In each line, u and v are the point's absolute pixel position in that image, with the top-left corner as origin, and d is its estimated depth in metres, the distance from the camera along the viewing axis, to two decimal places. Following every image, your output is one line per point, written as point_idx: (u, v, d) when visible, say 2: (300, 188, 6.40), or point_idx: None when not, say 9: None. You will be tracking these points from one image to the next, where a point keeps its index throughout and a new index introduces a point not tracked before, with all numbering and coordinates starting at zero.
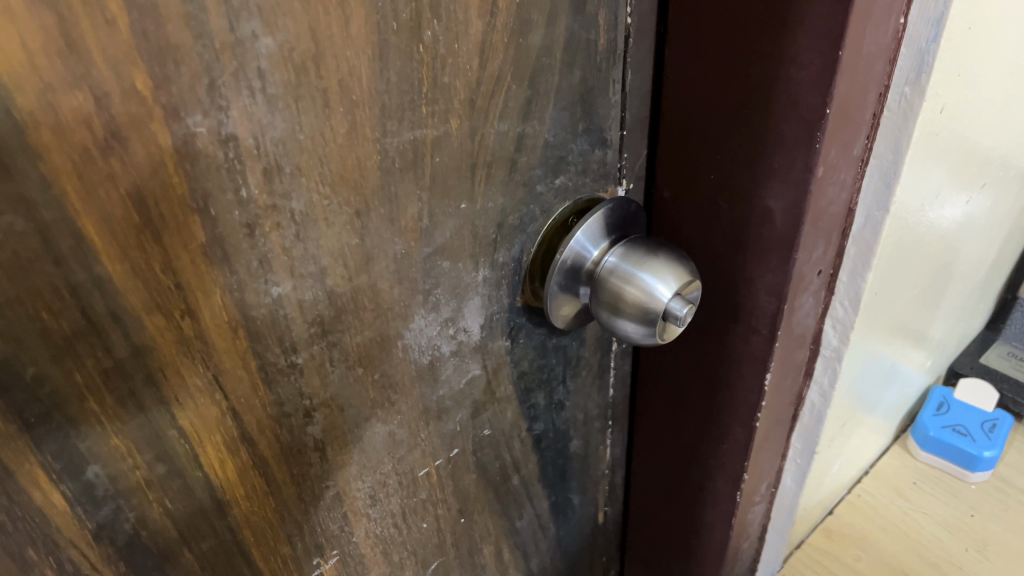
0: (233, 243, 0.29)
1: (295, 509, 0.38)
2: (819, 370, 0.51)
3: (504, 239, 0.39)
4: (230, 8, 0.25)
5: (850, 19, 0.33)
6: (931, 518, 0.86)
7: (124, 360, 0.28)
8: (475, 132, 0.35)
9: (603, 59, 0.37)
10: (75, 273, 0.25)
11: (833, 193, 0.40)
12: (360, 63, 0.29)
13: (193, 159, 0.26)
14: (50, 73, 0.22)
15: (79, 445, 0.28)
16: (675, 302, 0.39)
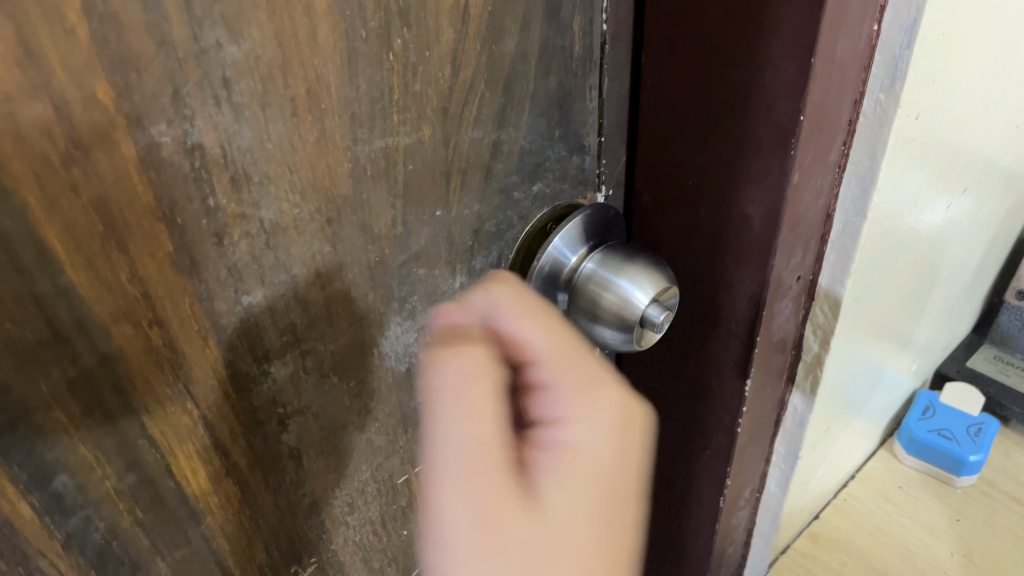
0: (202, 251, 0.29)
1: (271, 517, 0.38)
2: (801, 377, 0.50)
3: (481, 245, 0.39)
4: (193, 17, 0.25)
5: (822, 26, 0.33)
6: (920, 524, 0.85)
7: (91, 369, 0.28)
8: (448, 139, 0.35)
9: (578, 66, 0.37)
10: (38, 283, 0.25)
11: (810, 199, 0.40)
12: (328, 71, 0.29)
13: (158, 168, 0.26)
14: (8, 82, 0.22)
15: (46, 454, 0.28)
16: (651, 309, 0.39)
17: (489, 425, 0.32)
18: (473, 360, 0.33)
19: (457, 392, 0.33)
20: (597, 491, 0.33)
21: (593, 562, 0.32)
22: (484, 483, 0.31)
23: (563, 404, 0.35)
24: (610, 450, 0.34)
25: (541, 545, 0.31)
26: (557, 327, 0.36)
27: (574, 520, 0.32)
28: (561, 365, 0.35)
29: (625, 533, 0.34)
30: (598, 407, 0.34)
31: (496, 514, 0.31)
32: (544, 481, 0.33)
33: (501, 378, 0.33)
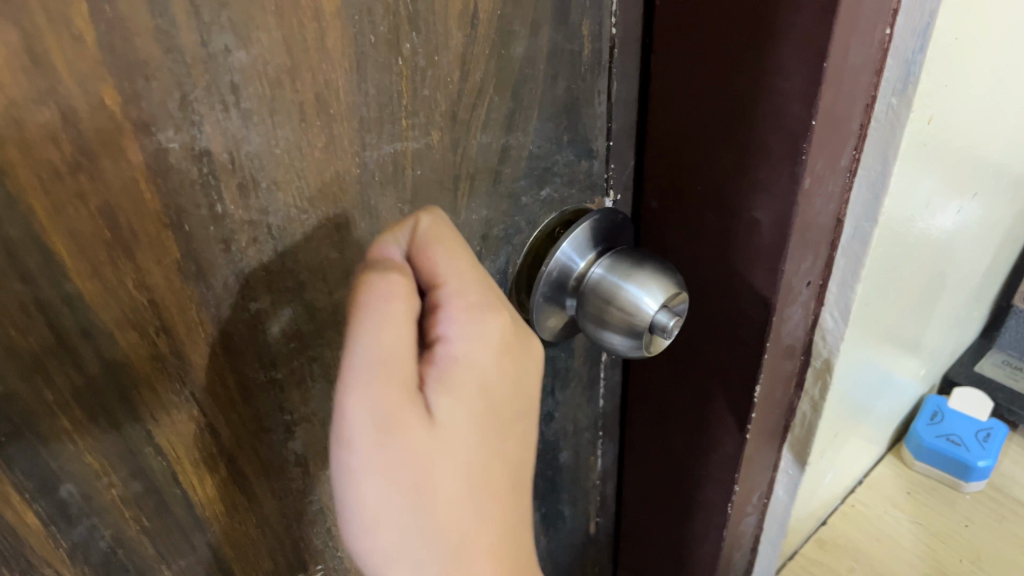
0: (209, 258, 0.29)
1: (276, 524, 0.38)
2: (810, 383, 0.50)
3: (489, 250, 0.39)
4: (201, 22, 0.25)
5: (833, 30, 0.32)
6: (927, 529, 0.85)
7: (96, 378, 0.27)
8: (457, 144, 0.34)
9: (587, 70, 0.37)
10: (44, 291, 0.25)
11: (821, 204, 0.39)
12: (337, 76, 0.29)
13: (165, 174, 0.26)
14: (15, 89, 0.22)
15: (52, 463, 0.28)
16: (661, 314, 0.38)
17: (395, 336, 0.30)
18: (393, 282, 0.31)
19: (372, 309, 0.30)
20: (487, 406, 0.32)
21: (481, 474, 0.32)
22: (386, 392, 0.29)
23: (458, 322, 0.33)
24: (502, 369, 0.33)
25: (438, 457, 0.30)
26: (466, 261, 0.33)
27: (469, 434, 0.31)
28: (465, 288, 0.33)
29: (512, 448, 0.34)
30: (488, 327, 0.33)
31: (397, 424, 0.29)
32: (441, 395, 0.31)
33: (414, 300, 0.31)
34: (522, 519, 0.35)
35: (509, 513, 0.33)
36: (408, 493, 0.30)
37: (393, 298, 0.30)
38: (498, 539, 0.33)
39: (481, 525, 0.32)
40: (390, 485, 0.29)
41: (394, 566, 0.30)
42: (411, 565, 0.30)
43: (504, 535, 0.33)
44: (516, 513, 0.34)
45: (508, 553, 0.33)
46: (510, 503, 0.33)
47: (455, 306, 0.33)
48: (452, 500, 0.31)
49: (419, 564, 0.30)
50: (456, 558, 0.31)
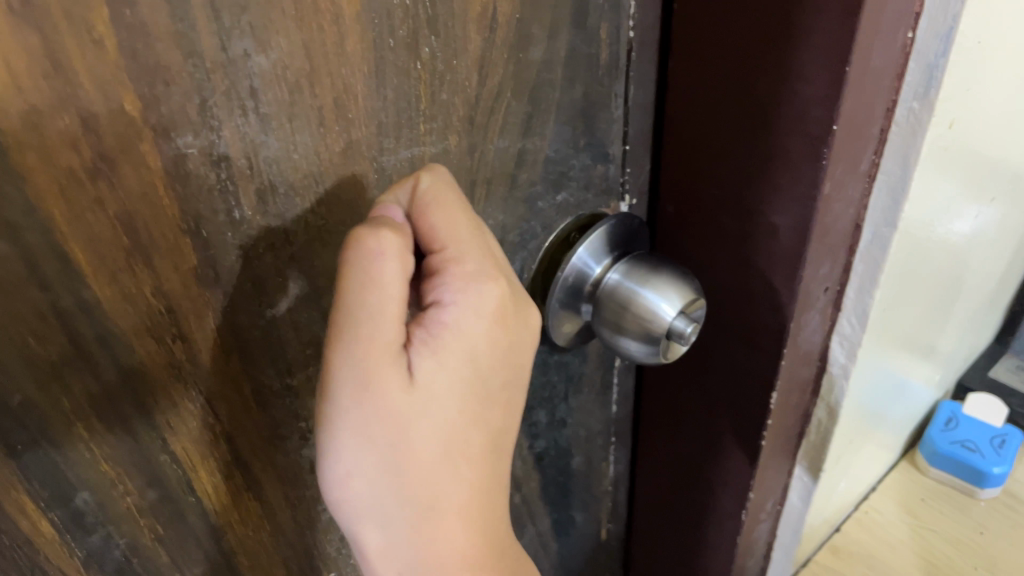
0: (226, 264, 0.28)
1: (290, 531, 0.37)
2: (826, 389, 0.50)
3: (505, 255, 0.38)
4: (221, 26, 0.24)
5: (856, 35, 0.32)
6: (941, 536, 0.84)
7: (112, 385, 0.27)
8: (474, 148, 0.34)
9: (605, 74, 0.37)
10: (61, 298, 0.25)
11: (840, 209, 0.39)
12: (356, 80, 0.28)
13: (183, 180, 0.26)
14: (34, 94, 0.22)
15: (68, 472, 0.27)
16: (679, 320, 0.38)
17: (384, 295, 0.30)
18: (385, 238, 0.29)
19: (359, 266, 0.29)
20: (472, 374, 0.33)
21: (456, 436, 0.33)
22: (367, 352, 0.30)
23: (456, 288, 0.33)
24: (490, 337, 0.34)
25: (413, 419, 0.32)
26: (462, 224, 0.33)
27: (447, 398, 0.33)
28: (463, 253, 0.33)
29: (494, 412, 0.35)
30: (482, 297, 0.33)
31: (375, 386, 0.31)
32: (426, 359, 0.32)
33: (407, 257, 0.30)
34: (496, 479, 0.36)
35: (481, 473, 0.35)
36: (381, 448, 0.32)
37: (384, 255, 0.29)
38: (466, 496, 0.34)
39: (450, 483, 0.34)
40: (364, 440, 0.31)
41: (363, 514, 0.33)
42: (377, 513, 0.33)
43: (474, 494, 0.35)
44: (490, 473, 0.35)
45: (474, 510, 0.35)
46: (485, 463, 0.35)
47: (452, 273, 0.33)
48: (423, 458, 0.33)
49: (386, 513, 0.33)
50: (421, 511, 0.33)
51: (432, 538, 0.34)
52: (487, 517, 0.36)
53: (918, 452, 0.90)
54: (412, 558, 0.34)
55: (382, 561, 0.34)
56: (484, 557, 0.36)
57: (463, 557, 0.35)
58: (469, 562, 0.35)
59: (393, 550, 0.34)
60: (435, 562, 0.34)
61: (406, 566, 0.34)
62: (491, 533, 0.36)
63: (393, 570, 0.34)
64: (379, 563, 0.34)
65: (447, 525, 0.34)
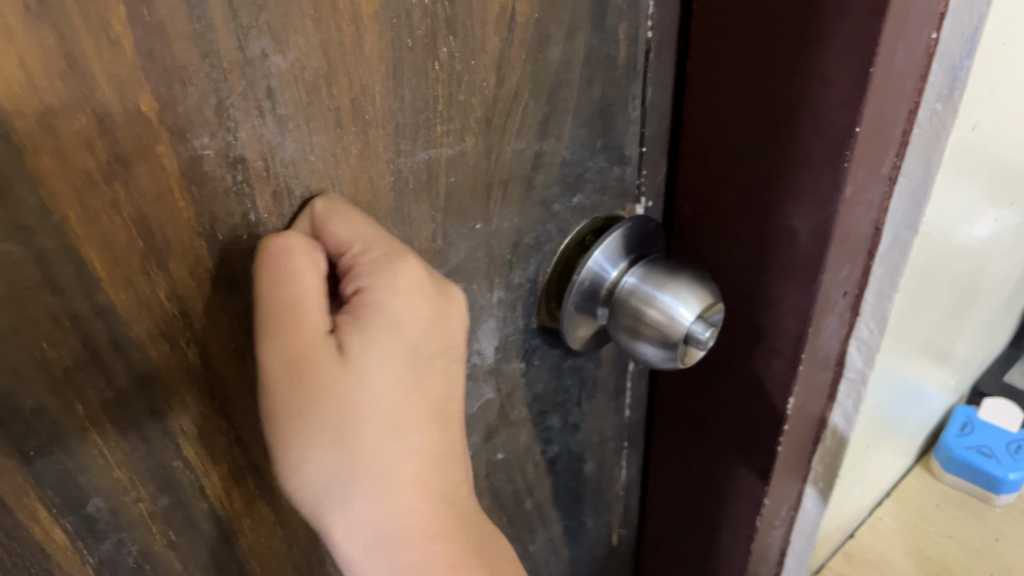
0: (241, 267, 0.28)
1: (303, 538, 0.37)
2: (843, 394, 0.49)
3: (520, 259, 0.38)
4: (239, 25, 0.24)
5: (881, 36, 0.31)
6: (957, 543, 0.84)
7: (125, 390, 0.27)
8: (491, 150, 0.33)
9: (622, 75, 0.36)
10: (76, 302, 0.24)
11: (861, 212, 0.38)
12: (373, 81, 0.28)
13: (199, 182, 0.25)
14: (50, 95, 0.21)
15: (80, 478, 0.27)
16: (697, 325, 0.37)
17: (301, 286, 0.28)
18: (290, 237, 0.28)
19: (270, 263, 0.28)
20: (405, 345, 0.30)
21: (404, 410, 0.30)
22: (294, 334, 0.28)
23: (368, 274, 0.30)
24: (420, 311, 0.30)
25: (352, 392, 0.29)
26: (365, 221, 0.30)
27: (385, 370, 0.30)
28: (370, 242, 0.29)
29: (437, 384, 0.32)
30: (402, 274, 0.30)
31: (304, 364, 0.28)
32: (355, 337, 0.29)
33: (316, 254, 0.29)
34: (459, 469, 0.33)
35: (438, 447, 0.31)
36: (322, 425, 0.29)
37: (291, 252, 0.28)
38: (425, 472, 0.31)
39: (405, 458, 0.30)
40: (306, 417, 0.28)
41: (320, 499, 0.29)
42: (334, 496, 0.29)
43: (433, 469, 0.31)
44: (447, 447, 0.32)
45: (438, 487, 0.31)
46: (441, 436, 0.31)
47: (362, 262, 0.30)
48: (369, 433, 0.29)
49: (345, 495, 0.29)
50: (380, 492, 0.30)
51: (398, 517, 0.30)
52: (452, 495, 0.32)
53: (933, 458, 0.89)
54: (381, 541, 0.30)
55: (351, 551, 0.30)
56: (454, 536, 0.32)
57: (431, 536, 0.31)
58: (439, 541, 0.31)
59: (360, 537, 0.30)
60: (404, 545, 0.30)
61: (376, 552, 0.30)
62: (460, 511, 0.32)
63: (365, 562, 0.30)
64: (348, 555, 0.30)
65: (412, 504, 0.30)
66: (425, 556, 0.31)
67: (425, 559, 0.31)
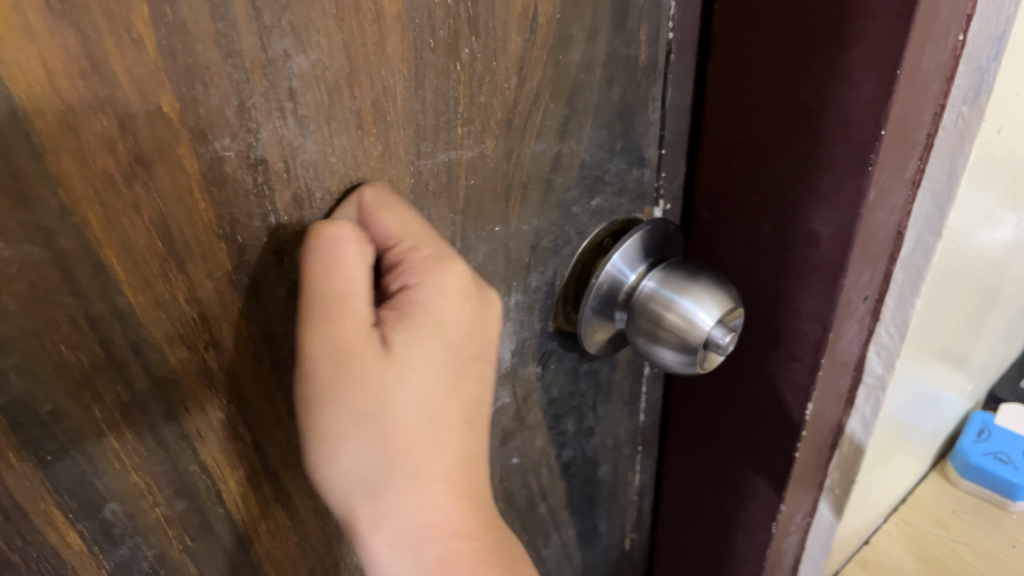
0: (261, 270, 0.28)
1: (317, 542, 0.37)
2: (861, 399, 0.49)
3: (538, 262, 0.38)
4: (262, 25, 0.23)
5: (908, 37, 0.31)
6: (972, 550, 0.83)
7: (143, 394, 0.26)
8: (511, 152, 0.33)
9: (643, 76, 0.36)
10: (95, 305, 0.24)
11: (883, 216, 0.38)
12: (395, 82, 0.28)
13: (220, 184, 0.25)
14: (71, 95, 0.21)
15: (97, 483, 0.27)
16: (716, 330, 0.37)
17: (349, 279, 0.28)
18: (343, 225, 0.28)
19: (324, 253, 0.27)
20: (447, 347, 0.31)
21: (440, 409, 0.30)
22: (339, 328, 0.28)
23: (418, 273, 0.30)
24: (462, 312, 0.31)
25: (393, 389, 0.29)
26: (414, 217, 0.30)
27: (426, 368, 0.30)
28: (421, 241, 0.30)
29: (472, 387, 0.32)
30: (449, 277, 0.30)
31: (349, 357, 0.28)
32: (400, 334, 0.30)
33: (366, 247, 0.28)
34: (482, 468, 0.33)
35: (467, 448, 0.32)
36: (362, 419, 0.28)
37: (344, 242, 0.28)
38: (456, 473, 0.31)
39: (436, 456, 0.30)
40: (346, 410, 0.28)
41: (353, 493, 0.29)
42: (366, 491, 0.29)
43: (460, 468, 0.31)
44: (475, 448, 0.32)
45: (464, 485, 0.31)
46: (469, 437, 0.32)
47: (412, 259, 0.30)
48: (406, 431, 0.29)
49: (377, 490, 0.29)
50: (411, 489, 0.30)
51: (426, 513, 0.30)
52: (478, 494, 0.32)
53: (949, 464, 0.88)
54: (409, 536, 0.30)
55: (378, 545, 0.30)
56: (478, 534, 0.32)
57: (459, 535, 0.31)
58: (464, 538, 0.31)
59: (387, 531, 0.30)
60: (431, 540, 0.30)
61: (402, 547, 0.30)
62: (483, 510, 0.33)
63: (390, 556, 0.30)
64: (376, 549, 0.30)
65: (440, 501, 0.31)
66: (451, 552, 0.31)
67: (451, 555, 0.31)
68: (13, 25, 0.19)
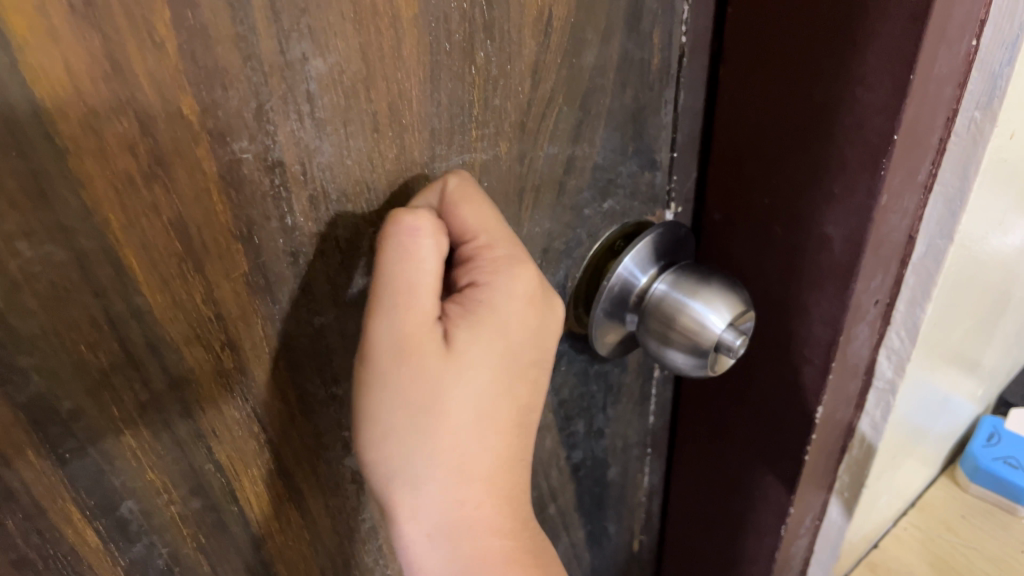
0: (277, 270, 0.28)
1: (329, 541, 0.37)
2: (871, 402, 0.49)
3: (550, 264, 0.38)
4: (281, 29, 0.24)
5: (922, 42, 0.31)
6: (982, 554, 0.82)
7: (161, 393, 0.27)
8: (524, 155, 0.33)
9: (655, 79, 0.36)
10: (114, 304, 0.24)
11: (894, 220, 0.38)
12: (411, 86, 0.28)
13: (237, 185, 0.25)
14: (94, 97, 0.21)
15: (114, 481, 0.27)
16: (728, 332, 0.37)
17: (421, 272, 0.29)
18: (421, 216, 0.28)
19: (398, 242, 0.28)
20: (507, 349, 0.32)
21: (491, 408, 0.31)
22: (406, 319, 0.29)
23: (487, 272, 0.31)
24: (523, 316, 0.32)
25: (448, 384, 0.30)
26: (494, 217, 0.31)
27: (482, 367, 0.31)
28: (495, 240, 0.31)
29: (526, 391, 0.33)
30: (516, 280, 0.31)
31: (409, 349, 0.29)
32: (461, 329, 0.31)
33: (441, 237, 0.29)
34: (523, 471, 0.34)
35: (514, 450, 0.33)
36: (415, 410, 0.29)
37: (420, 233, 0.28)
38: (497, 470, 0.32)
39: (482, 455, 0.31)
40: (401, 400, 0.29)
41: (396, 480, 0.30)
42: (411, 480, 0.30)
43: (504, 470, 0.32)
44: (520, 452, 0.33)
45: (504, 487, 0.32)
46: (517, 441, 0.33)
47: (483, 257, 0.31)
48: (456, 427, 0.30)
49: (420, 480, 0.30)
50: (453, 481, 0.31)
51: (465, 509, 0.31)
52: (516, 497, 0.33)
53: (959, 467, 0.88)
54: (445, 529, 0.31)
55: (414, 534, 0.31)
56: (515, 537, 0.33)
57: (495, 533, 0.32)
58: (500, 539, 0.32)
59: (426, 521, 0.31)
60: (465, 536, 0.31)
61: (438, 539, 0.31)
62: (521, 513, 0.33)
63: (425, 546, 0.31)
64: (411, 537, 0.31)
65: (479, 499, 0.31)
66: (485, 551, 0.32)
67: (484, 554, 0.32)
68: (38, 28, 0.19)
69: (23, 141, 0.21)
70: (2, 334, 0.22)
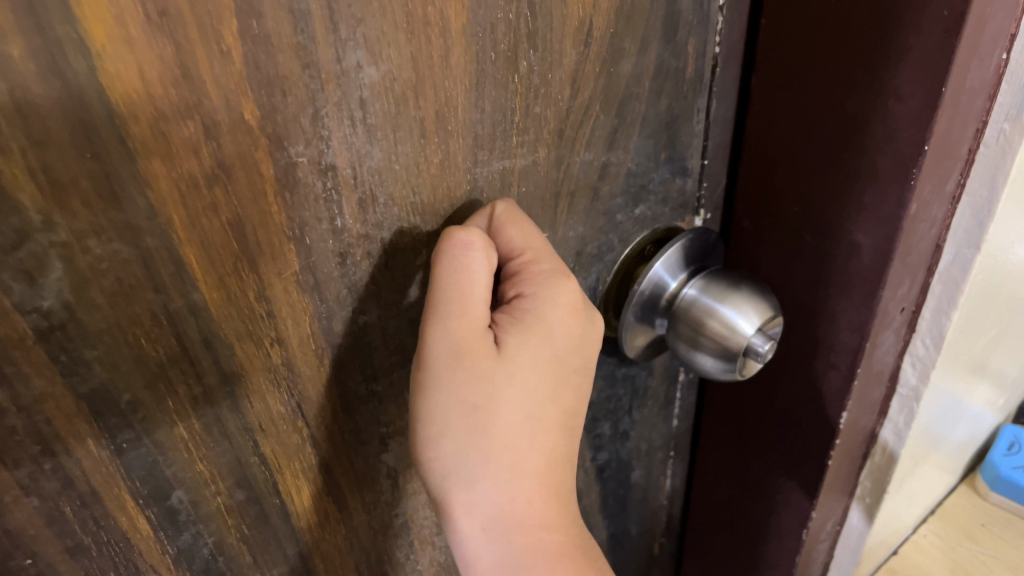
0: (325, 271, 0.29)
1: (365, 534, 0.38)
2: (894, 408, 0.49)
3: (582, 267, 0.39)
4: (338, 38, 0.25)
5: (954, 55, 0.31)
6: (1003, 563, 0.82)
7: (212, 386, 0.28)
8: (561, 161, 0.34)
9: (689, 88, 0.37)
10: (173, 300, 0.25)
11: (923, 229, 0.39)
12: (457, 93, 0.29)
13: (292, 187, 0.26)
14: (164, 102, 0.22)
15: (166, 470, 0.28)
16: (756, 337, 0.38)
17: (475, 283, 0.30)
18: (474, 232, 0.30)
19: (454, 257, 0.30)
20: (551, 355, 0.33)
21: (538, 411, 0.32)
22: (461, 327, 0.30)
23: (534, 283, 0.32)
24: (568, 324, 0.33)
25: (501, 386, 0.31)
26: (538, 235, 0.33)
27: (532, 372, 0.32)
28: (540, 255, 0.33)
29: (572, 396, 0.34)
30: (561, 291, 0.33)
31: (466, 353, 0.30)
32: (510, 336, 0.32)
33: (491, 252, 0.31)
34: (570, 467, 0.35)
35: (560, 449, 0.34)
36: (472, 412, 0.31)
37: (472, 247, 0.30)
38: (545, 466, 0.33)
39: (532, 451, 0.32)
40: (457, 401, 0.30)
41: (452, 477, 0.31)
42: (465, 477, 0.31)
43: (553, 468, 0.33)
44: (567, 453, 0.34)
45: (553, 483, 0.33)
46: (565, 441, 0.34)
47: (528, 270, 0.33)
48: (508, 425, 0.32)
49: (475, 477, 0.31)
50: (506, 475, 0.32)
51: (518, 504, 0.32)
52: (563, 492, 0.34)
53: (979, 476, 0.88)
54: (500, 523, 0.32)
55: (469, 528, 0.32)
56: (564, 533, 0.34)
57: (544, 526, 0.33)
58: (551, 532, 0.33)
59: (480, 516, 0.32)
60: (519, 529, 0.32)
61: (491, 533, 0.32)
62: (570, 510, 0.34)
63: (479, 540, 0.32)
64: (466, 531, 0.32)
65: (530, 493, 0.32)
66: (535, 545, 0.32)
67: (535, 549, 0.32)
68: (115, 36, 0.20)
69: (97, 143, 0.21)
70: (70, 327, 0.23)
